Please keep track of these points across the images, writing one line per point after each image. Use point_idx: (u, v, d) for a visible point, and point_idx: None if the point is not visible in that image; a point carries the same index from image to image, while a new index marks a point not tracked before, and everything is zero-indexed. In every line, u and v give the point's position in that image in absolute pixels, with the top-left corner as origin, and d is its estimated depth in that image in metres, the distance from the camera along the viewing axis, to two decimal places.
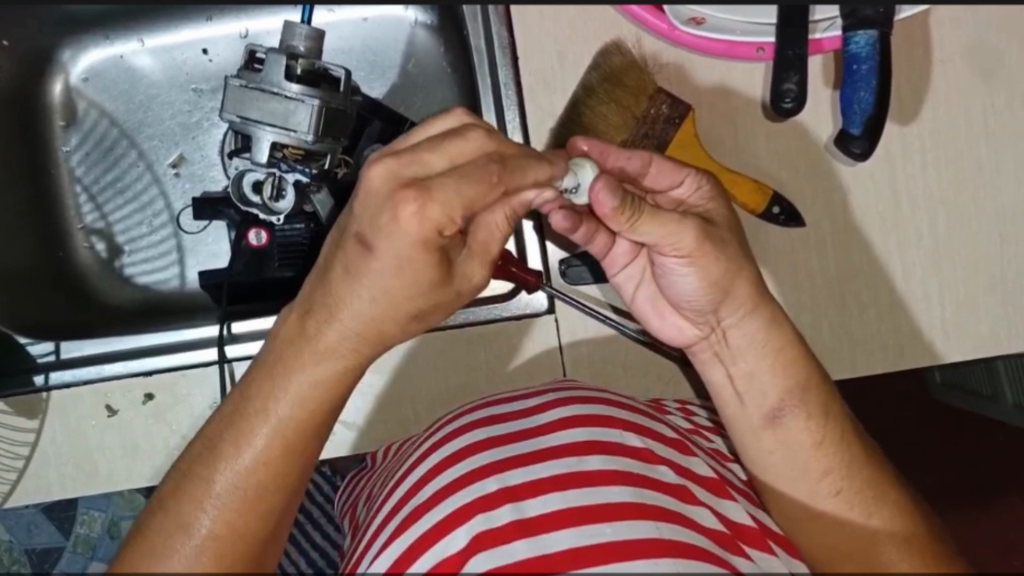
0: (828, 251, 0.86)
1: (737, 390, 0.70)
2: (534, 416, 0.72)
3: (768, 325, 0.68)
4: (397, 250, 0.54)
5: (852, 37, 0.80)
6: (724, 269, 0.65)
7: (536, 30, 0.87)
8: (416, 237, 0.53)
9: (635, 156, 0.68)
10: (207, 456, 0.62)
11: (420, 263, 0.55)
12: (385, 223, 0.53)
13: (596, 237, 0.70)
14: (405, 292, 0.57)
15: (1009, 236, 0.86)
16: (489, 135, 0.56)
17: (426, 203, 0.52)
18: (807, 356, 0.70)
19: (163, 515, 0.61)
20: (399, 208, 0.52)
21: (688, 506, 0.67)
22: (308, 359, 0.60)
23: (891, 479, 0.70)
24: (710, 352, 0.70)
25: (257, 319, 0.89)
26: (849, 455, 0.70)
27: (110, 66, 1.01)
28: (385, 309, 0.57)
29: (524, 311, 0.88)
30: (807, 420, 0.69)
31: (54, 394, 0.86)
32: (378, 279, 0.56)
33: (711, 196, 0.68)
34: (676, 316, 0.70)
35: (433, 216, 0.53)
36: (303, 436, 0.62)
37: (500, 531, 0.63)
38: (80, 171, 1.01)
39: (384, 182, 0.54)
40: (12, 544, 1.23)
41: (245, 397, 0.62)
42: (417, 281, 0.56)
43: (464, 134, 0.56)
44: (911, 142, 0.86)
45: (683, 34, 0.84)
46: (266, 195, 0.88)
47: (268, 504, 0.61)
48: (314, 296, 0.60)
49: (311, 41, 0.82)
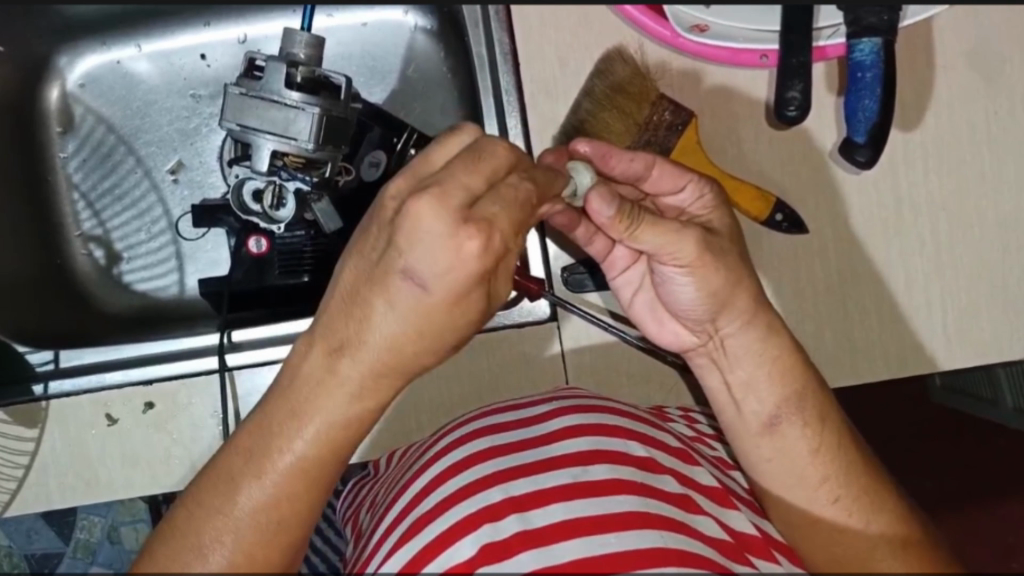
0: (830, 258, 0.86)
1: (734, 397, 0.70)
2: (539, 424, 0.72)
3: (765, 336, 0.68)
4: (450, 285, 0.51)
5: (857, 45, 0.79)
6: (724, 281, 0.65)
7: (538, 37, 0.86)
8: (476, 270, 0.50)
9: (637, 158, 0.67)
10: (224, 490, 0.59)
11: (471, 295, 0.53)
12: (445, 258, 0.50)
13: (595, 238, 0.70)
14: (447, 323, 0.53)
15: (1011, 241, 0.86)
16: (513, 149, 0.53)
17: (489, 236, 0.50)
18: (806, 368, 0.70)
19: (172, 540, 0.60)
20: (464, 244, 0.49)
21: (692, 515, 0.67)
22: (338, 397, 0.57)
23: (890, 487, 0.70)
24: (708, 359, 0.70)
25: (258, 327, 0.88)
26: (846, 462, 0.69)
27: (107, 72, 1.00)
28: (424, 342, 0.54)
29: (526, 319, 0.88)
30: (803, 428, 0.69)
31: (54, 403, 0.85)
32: (424, 312, 0.52)
33: (713, 206, 0.68)
34: (673, 323, 0.70)
35: (495, 248, 0.50)
36: (327, 471, 0.60)
37: (506, 542, 0.63)
38: (78, 177, 1.00)
39: (435, 218, 0.49)
40: (11, 549, 1.22)
41: (267, 430, 0.59)
42: (463, 314, 0.53)
43: (489, 151, 0.52)
44: (914, 149, 0.86)
45: (686, 42, 0.84)
46: (267, 203, 0.87)
47: (289, 534, 0.60)
48: (342, 330, 0.56)
49: (311, 48, 0.81)
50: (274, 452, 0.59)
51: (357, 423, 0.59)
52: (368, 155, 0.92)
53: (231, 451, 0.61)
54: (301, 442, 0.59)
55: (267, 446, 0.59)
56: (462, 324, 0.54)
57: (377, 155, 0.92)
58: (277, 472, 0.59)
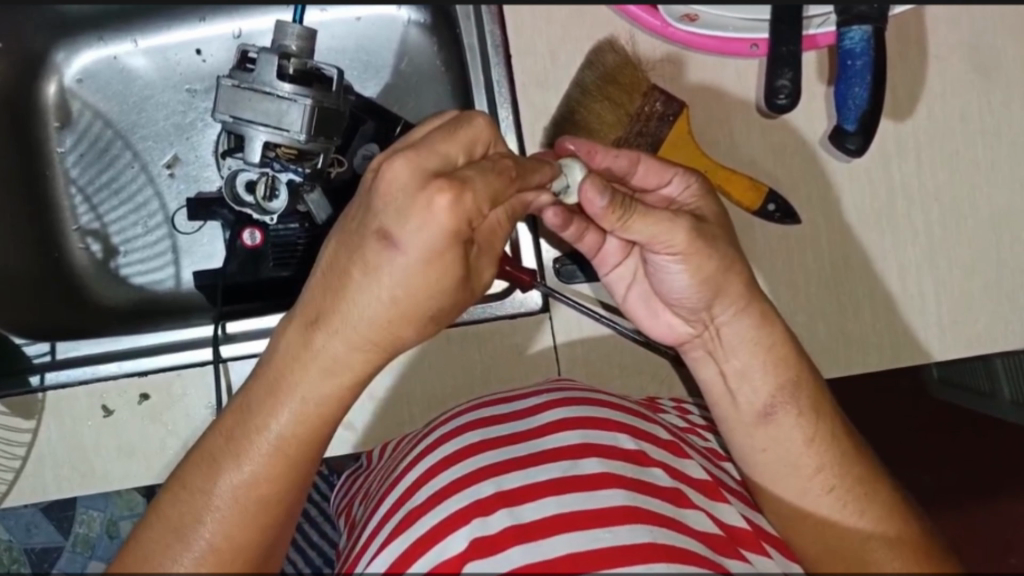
0: (824, 248, 0.86)
1: (730, 387, 0.70)
2: (530, 417, 0.72)
3: (759, 323, 0.67)
4: (425, 244, 0.52)
5: (847, 33, 0.79)
6: (717, 265, 0.64)
7: (530, 30, 0.86)
8: (448, 228, 0.52)
9: (622, 155, 0.67)
10: (208, 471, 0.60)
11: (447, 256, 0.53)
12: (417, 214, 0.51)
13: (586, 235, 0.69)
14: (427, 290, 0.54)
15: (1005, 233, 0.85)
16: (491, 125, 0.56)
17: (460, 192, 0.51)
18: (801, 359, 0.69)
19: (158, 524, 0.60)
20: (434, 197, 0.51)
21: (682, 509, 0.66)
22: (312, 374, 0.58)
23: (884, 478, 0.69)
24: (703, 350, 0.70)
25: (252, 318, 0.90)
26: (840, 453, 0.69)
27: (103, 67, 1.01)
28: (401, 309, 0.55)
29: (518, 310, 0.88)
30: (798, 417, 0.68)
31: (50, 394, 0.86)
32: (405, 282, 0.54)
33: (700, 194, 0.67)
34: (669, 313, 0.69)
35: (466, 206, 0.52)
36: (308, 450, 0.61)
37: (497, 537, 0.62)
38: (75, 172, 1.01)
39: (409, 176, 0.52)
40: (11, 543, 1.23)
41: (245, 412, 0.61)
42: (440, 278, 0.54)
43: (469, 125, 0.56)
44: (907, 140, 0.86)
45: (676, 32, 0.84)
46: (260, 194, 0.89)
47: (267, 518, 0.60)
48: (319, 302, 0.57)
49: (303, 40, 0.82)
50: (255, 435, 0.60)
51: (336, 401, 0.60)
52: (360, 149, 0.92)
53: (216, 438, 0.61)
54: (285, 418, 0.59)
55: (248, 419, 0.60)
56: (442, 293, 0.54)
57: (370, 148, 0.92)
58: (260, 453, 0.60)
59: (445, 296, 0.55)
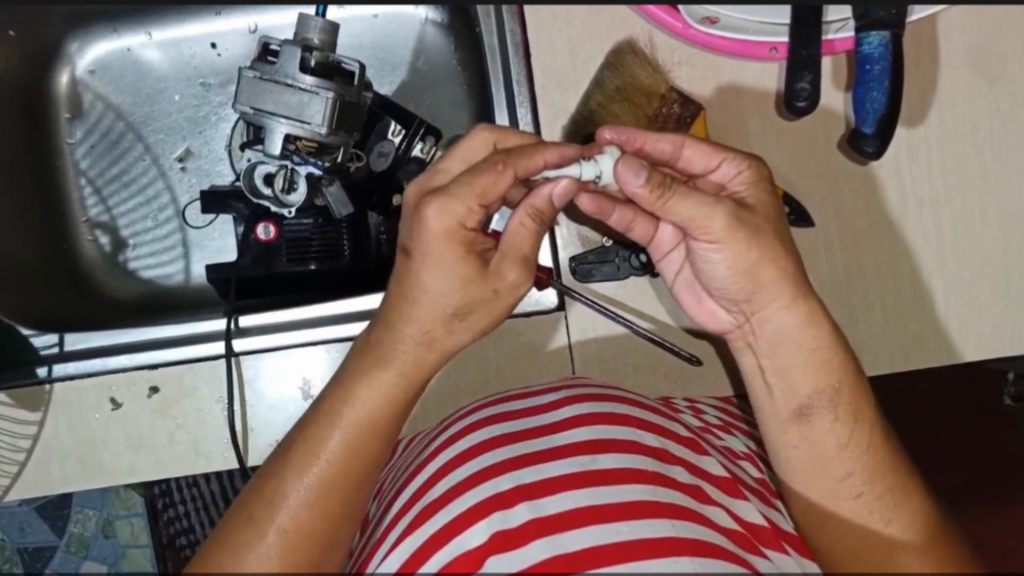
0: (837, 252, 0.87)
1: (768, 382, 0.69)
2: (546, 414, 0.71)
3: (804, 322, 0.65)
4: (426, 249, 0.60)
5: (865, 38, 0.80)
6: (752, 262, 0.63)
7: (551, 30, 0.87)
8: (441, 232, 0.59)
9: (666, 138, 0.67)
10: None
11: (450, 258, 0.60)
12: (414, 228, 0.60)
13: (636, 225, 0.71)
14: (443, 290, 0.61)
15: (1015, 241, 0.87)
16: (496, 134, 0.62)
17: (444, 201, 0.58)
18: (850, 362, 0.67)
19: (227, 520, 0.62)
20: (422, 211, 0.59)
21: (704, 505, 0.66)
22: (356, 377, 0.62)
23: (917, 483, 0.68)
24: (744, 342, 0.69)
25: (267, 312, 0.89)
26: (872, 459, 0.67)
27: (117, 59, 1.00)
28: (421, 305, 0.61)
29: (534, 309, 0.88)
30: (833, 421, 0.67)
31: (58, 386, 0.85)
32: (418, 280, 0.61)
33: (751, 181, 0.66)
34: (711, 300, 0.69)
35: (454, 210, 0.58)
36: (357, 450, 0.62)
37: (518, 530, 0.62)
38: (85, 163, 1.00)
39: (413, 196, 0.61)
40: (5, 542, 1.21)
41: None
42: (451, 278, 0.60)
43: (472, 138, 0.63)
44: (918, 146, 0.87)
45: (696, 34, 0.85)
46: (278, 187, 0.86)
47: (310, 526, 0.61)
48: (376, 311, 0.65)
49: (325, 34, 0.82)
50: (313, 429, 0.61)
51: (375, 392, 0.63)
52: (377, 146, 0.92)
53: None
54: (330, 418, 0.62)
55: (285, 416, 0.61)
56: (456, 291, 0.61)
57: (385, 146, 0.92)
58: None
59: (464, 292, 0.61)
